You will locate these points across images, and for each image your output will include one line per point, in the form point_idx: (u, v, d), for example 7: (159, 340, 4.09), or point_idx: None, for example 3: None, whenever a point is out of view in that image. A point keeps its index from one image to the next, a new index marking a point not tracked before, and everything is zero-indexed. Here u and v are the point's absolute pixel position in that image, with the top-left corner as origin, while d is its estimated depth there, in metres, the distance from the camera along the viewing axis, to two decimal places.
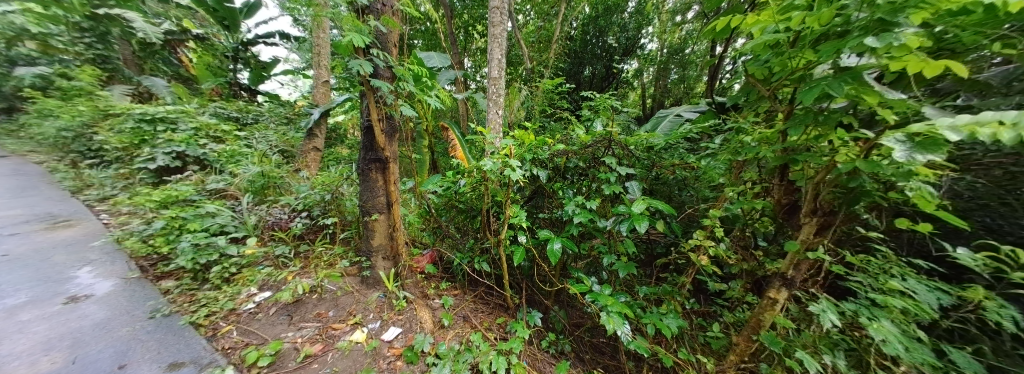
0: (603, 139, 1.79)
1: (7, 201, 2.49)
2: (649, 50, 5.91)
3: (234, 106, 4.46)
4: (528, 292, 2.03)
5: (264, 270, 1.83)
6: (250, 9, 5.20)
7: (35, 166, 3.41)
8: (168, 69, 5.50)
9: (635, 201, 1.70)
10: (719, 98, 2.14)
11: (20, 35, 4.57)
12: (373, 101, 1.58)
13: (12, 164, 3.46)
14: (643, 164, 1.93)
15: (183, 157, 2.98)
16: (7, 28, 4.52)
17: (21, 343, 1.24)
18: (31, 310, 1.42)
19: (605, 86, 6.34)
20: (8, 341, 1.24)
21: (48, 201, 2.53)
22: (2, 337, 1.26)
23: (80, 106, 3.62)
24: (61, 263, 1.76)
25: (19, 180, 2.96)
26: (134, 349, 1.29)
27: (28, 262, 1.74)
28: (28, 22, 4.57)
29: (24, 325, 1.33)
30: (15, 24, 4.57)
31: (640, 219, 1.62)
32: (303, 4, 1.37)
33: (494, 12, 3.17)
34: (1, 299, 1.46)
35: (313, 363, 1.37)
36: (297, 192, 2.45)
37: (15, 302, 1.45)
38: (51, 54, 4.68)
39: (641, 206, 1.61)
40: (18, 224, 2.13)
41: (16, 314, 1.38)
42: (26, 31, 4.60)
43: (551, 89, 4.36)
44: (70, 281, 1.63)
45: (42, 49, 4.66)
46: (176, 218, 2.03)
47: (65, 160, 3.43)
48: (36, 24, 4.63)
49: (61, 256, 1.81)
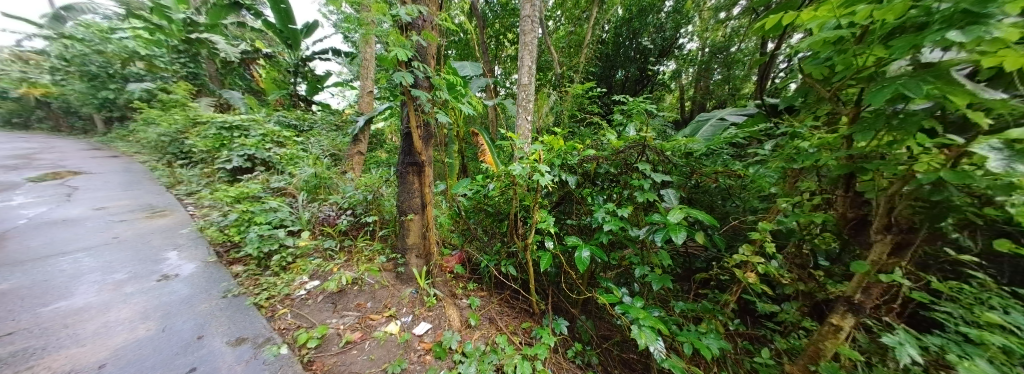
0: (636, 145, 1.71)
1: (121, 193, 3.05)
2: (689, 50, 5.59)
3: (293, 114, 5.04)
4: (555, 299, 2.01)
5: (315, 261, 2.04)
6: (309, 29, 5.82)
7: (141, 166, 4.14)
8: (242, 83, 6.30)
9: (671, 210, 1.61)
10: (769, 100, 1.95)
11: (132, 57, 5.76)
12: (413, 109, 1.70)
13: (126, 164, 4.23)
14: (680, 170, 1.80)
15: (252, 159, 3.44)
16: (123, 51, 5.69)
17: (126, 311, 1.53)
18: (134, 284, 1.73)
19: (640, 89, 6.07)
20: (117, 309, 1.54)
21: (149, 195, 3.06)
22: (113, 305, 1.56)
23: (177, 115, 4.34)
24: (156, 246, 2.12)
25: (129, 177, 3.62)
26: (210, 322, 1.52)
27: (133, 244, 2.13)
28: (138, 46, 5.68)
29: (128, 297, 1.63)
30: (128, 48, 5.71)
31: (677, 229, 1.53)
32: (355, 23, 1.53)
33: (524, 20, 3.22)
34: (112, 273, 1.80)
35: (352, 349, 1.50)
36: (343, 192, 2.68)
37: (121, 277, 1.77)
38: (155, 72, 5.72)
39: (678, 215, 1.52)
40: (126, 213, 2.60)
41: (122, 287, 1.70)
42: (138, 53, 5.71)
43: (581, 94, 4.29)
44: (163, 261, 1.96)
45: (149, 68, 5.80)
46: (247, 212, 2.34)
47: (164, 160, 4.12)
48: (143, 47, 5.71)
49: (156, 240, 2.19)
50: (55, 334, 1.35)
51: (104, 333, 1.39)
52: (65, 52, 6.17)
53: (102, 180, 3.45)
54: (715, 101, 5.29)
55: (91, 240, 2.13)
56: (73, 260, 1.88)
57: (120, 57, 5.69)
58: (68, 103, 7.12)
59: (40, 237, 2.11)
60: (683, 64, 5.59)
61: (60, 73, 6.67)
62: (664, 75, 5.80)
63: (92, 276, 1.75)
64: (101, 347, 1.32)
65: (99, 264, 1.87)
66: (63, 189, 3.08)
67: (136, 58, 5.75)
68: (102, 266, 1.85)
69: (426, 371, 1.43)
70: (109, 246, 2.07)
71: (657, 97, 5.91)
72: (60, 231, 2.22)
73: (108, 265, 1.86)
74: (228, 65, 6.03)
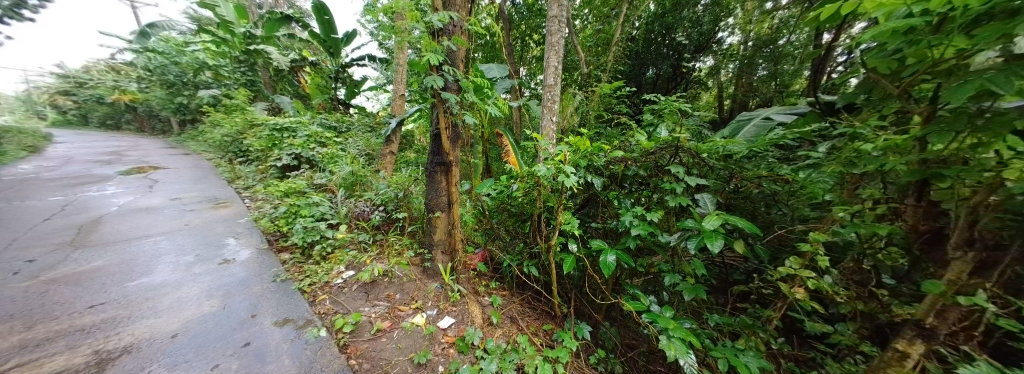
0: (669, 146, 1.61)
1: (191, 186, 3.50)
2: (730, 45, 5.20)
3: (334, 117, 5.44)
4: (578, 303, 1.98)
5: (351, 252, 2.19)
6: (350, 37, 6.22)
7: (208, 163, 4.74)
8: (291, 89, 6.84)
9: (706, 216, 1.51)
10: (823, 98, 1.76)
11: (203, 67, 6.60)
12: (442, 111, 1.77)
13: (196, 161, 4.84)
14: (718, 174, 1.67)
15: (299, 157, 3.78)
16: (195, 62, 6.56)
17: (194, 289, 1.77)
18: (201, 265, 1.99)
19: (673, 88, 5.76)
20: (187, 287, 1.78)
21: (214, 188, 3.48)
22: (184, 283, 1.81)
23: (238, 118, 4.90)
24: (219, 233, 2.42)
25: (198, 173, 4.14)
26: (262, 303, 1.71)
27: (200, 230, 2.44)
28: (208, 58, 6.49)
29: (196, 276, 1.88)
30: (199, 59, 6.57)
31: (712, 237, 1.43)
32: (391, 31, 1.63)
33: (551, 21, 3.18)
34: (184, 255, 2.08)
35: (382, 337, 1.60)
36: (377, 189, 2.84)
37: (190, 259, 2.04)
38: (221, 80, 6.62)
39: (714, 222, 1.42)
40: (196, 203, 2.99)
41: (192, 267, 1.96)
42: (208, 64, 6.53)
43: (609, 93, 4.13)
44: (224, 247, 2.23)
45: (216, 77, 6.64)
46: (294, 205, 2.58)
47: (227, 158, 4.65)
48: (211, 58, 6.48)
49: (220, 228, 2.50)
50: (139, 306, 1.60)
51: (178, 307, 1.62)
52: (151, 64, 7.16)
53: (177, 175, 3.98)
54: (760, 98, 4.84)
55: (168, 226, 2.48)
56: (153, 243, 2.20)
57: (192, 66, 6.58)
58: (151, 108, 8.26)
59: (128, 223, 2.48)
60: (723, 60, 5.20)
61: (147, 83, 7.77)
62: (701, 72, 5.46)
63: (169, 257, 2.05)
64: (175, 318, 1.54)
65: (174, 247, 2.18)
66: (146, 182, 3.60)
67: (206, 68, 6.58)
68: (177, 249, 2.15)
69: (449, 364, 1.49)
70: (182, 232, 2.39)
71: (693, 96, 5.52)
72: (144, 218, 2.60)
73: (181, 248, 2.16)
74: (280, 73, 6.53)
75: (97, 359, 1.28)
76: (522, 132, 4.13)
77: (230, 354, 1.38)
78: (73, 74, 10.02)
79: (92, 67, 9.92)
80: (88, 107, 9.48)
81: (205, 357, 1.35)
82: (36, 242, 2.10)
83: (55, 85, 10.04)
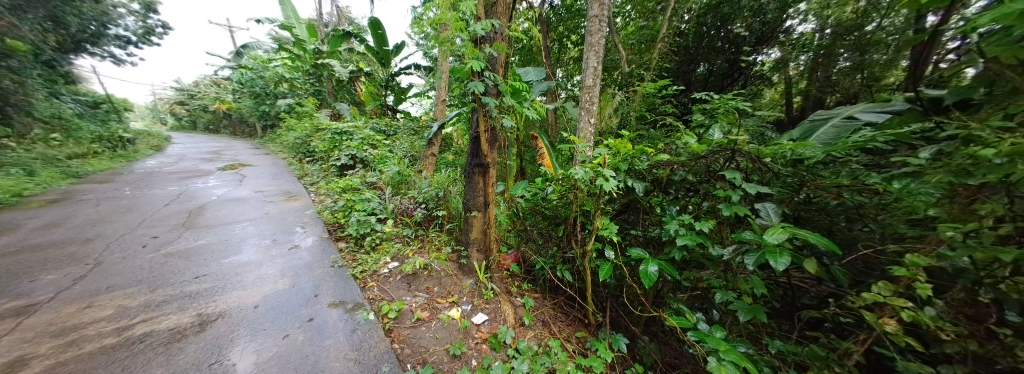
0: (723, 149, 1.46)
1: (271, 181, 4.13)
2: (801, 34, 4.40)
3: (384, 121, 5.93)
4: (614, 313, 1.90)
5: (396, 245, 2.38)
6: (399, 48, 6.70)
7: (282, 161, 5.53)
8: (349, 97, 7.50)
9: (769, 228, 1.33)
10: (925, 93, 1.46)
11: (281, 80, 7.69)
12: (481, 115, 1.82)
13: (274, 160, 5.67)
14: (784, 181, 1.46)
15: (355, 158, 4.22)
16: (276, 76, 7.68)
17: (271, 268, 2.08)
18: (276, 248, 2.34)
19: (730, 83, 5.19)
20: (266, 266, 2.10)
21: (287, 183, 4.05)
22: (264, 263, 2.14)
23: (308, 123, 5.63)
24: (291, 221, 2.82)
25: (275, 170, 4.85)
26: (323, 284, 1.96)
27: (277, 218, 2.87)
28: (287, 71, 7.50)
29: (273, 258, 2.21)
30: (279, 74, 7.66)
31: (777, 253, 1.25)
32: (437, 42, 1.74)
33: (591, 20, 3.07)
34: (263, 239, 2.46)
35: (422, 326, 1.71)
36: (419, 188, 3.03)
37: (268, 243, 2.41)
38: (297, 90, 7.67)
39: (780, 236, 1.24)
40: (273, 196, 3.49)
41: (270, 250, 2.31)
42: (286, 77, 7.58)
43: (653, 92, 3.84)
44: (294, 234, 2.59)
45: (293, 88, 7.71)
46: (350, 201, 2.89)
47: (298, 158, 5.36)
48: (289, 71, 7.48)
49: (291, 217, 2.91)
50: (231, 279, 1.94)
51: (259, 283, 1.93)
52: (246, 78, 8.53)
53: (260, 172, 4.70)
54: (841, 93, 4.05)
55: (253, 214, 2.96)
56: (242, 228, 2.64)
57: (275, 80, 7.73)
58: (243, 115, 9.81)
59: (225, 210, 3.01)
60: (792, 51, 4.41)
61: (241, 94, 9.30)
62: (764, 66, 4.79)
63: (253, 240, 2.44)
64: (257, 292, 1.84)
65: (257, 231, 2.59)
66: (237, 177, 4.32)
67: (284, 81, 7.65)
68: (259, 233, 2.56)
69: (482, 359, 1.53)
70: (264, 219, 2.84)
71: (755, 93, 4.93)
72: (236, 206, 3.13)
73: (262, 233, 2.57)
74: (341, 84, 7.25)
75: (200, 321, 1.58)
76: (558, 133, 4.25)
77: (297, 327, 1.60)
78: (189, 88, 12.37)
79: (203, 83, 12.25)
80: (199, 115, 11.60)
81: (278, 327, 1.59)
82: (161, 223, 2.65)
83: (176, 97, 12.48)
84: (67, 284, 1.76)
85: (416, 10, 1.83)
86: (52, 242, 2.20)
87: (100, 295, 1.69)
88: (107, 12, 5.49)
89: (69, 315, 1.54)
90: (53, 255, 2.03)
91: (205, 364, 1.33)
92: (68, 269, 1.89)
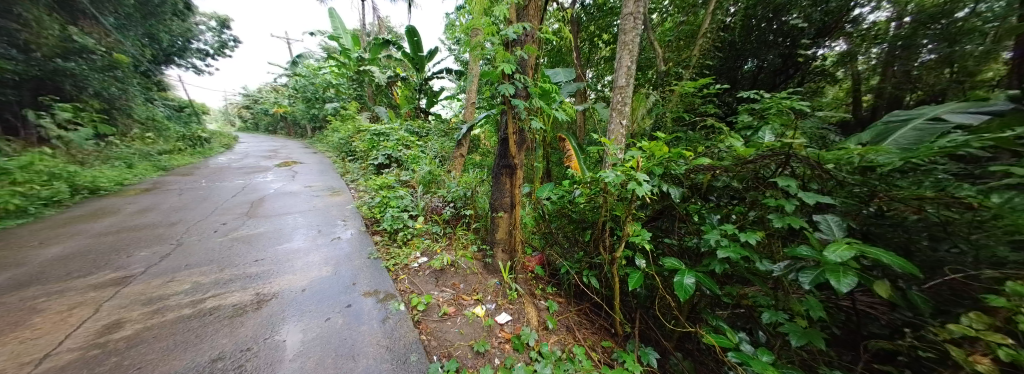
0: (776, 154, 1.33)
1: (318, 177, 4.54)
2: (874, 23, 3.64)
3: (417, 123, 6.21)
4: (643, 325, 1.81)
5: (426, 241, 2.50)
6: (432, 53, 6.95)
7: (328, 160, 6.05)
8: (386, 100, 7.94)
9: (830, 243, 1.16)
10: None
11: (329, 86, 8.41)
12: (511, 117, 1.82)
13: (321, 158, 6.22)
14: (850, 190, 1.27)
15: (391, 157, 4.48)
16: (325, 82, 8.41)
17: (316, 256, 2.29)
18: (321, 239, 2.57)
19: (784, 81, 4.28)
20: (312, 254, 2.32)
21: (332, 179, 4.43)
22: (309, 251, 2.36)
23: (350, 126, 6.10)
24: (334, 214, 3.08)
25: (322, 167, 5.32)
26: (360, 274, 2.11)
27: (322, 211, 3.16)
28: (333, 78, 8.15)
29: (318, 247, 2.43)
30: (327, 80, 8.38)
31: (842, 272, 1.09)
32: (468, 47, 1.78)
33: (625, 18, 2.94)
34: (310, 230, 2.72)
35: (448, 320, 1.76)
36: (448, 187, 3.13)
37: (314, 233, 2.66)
38: (342, 94, 8.31)
39: (844, 252, 1.08)
40: (320, 191, 3.84)
41: (315, 240, 2.54)
42: (332, 83, 8.25)
43: (692, 91, 3.57)
44: (336, 226, 2.83)
45: (339, 93, 8.39)
46: (386, 197, 3.09)
47: (342, 157, 5.82)
48: (335, 78, 8.13)
49: (334, 211, 3.18)
50: (283, 264, 2.17)
51: (306, 269, 2.13)
52: (302, 85, 9.44)
53: (310, 169, 5.18)
54: (924, 90, 3.35)
55: (303, 206, 3.28)
56: (293, 219, 2.94)
57: (324, 86, 8.48)
58: (297, 118, 10.86)
59: (279, 202, 3.37)
60: (862, 43, 3.69)
61: (296, 99, 10.33)
62: (826, 60, 3.97)
63: (302, 230, 2.70)
64: (304, 277, 2.03)
65: (305, 222, 2.87)
66: (291, 173, 4.81)
67: (331, 87, 8.36)
68: (306, 224, 2.83)
69: (505, 359, 1.54)
70: (311, 211, 3.13)
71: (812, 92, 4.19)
72: (289, 199, 3.49)
73: (309, 224, 2.83)
74: (380, 88, 7.72)
75: (257, 299, 1.79)
76: (587, 136, 4.13)
77: (337, 311, 1.74)
78: (253, 94, 14.01)
79: (265, 90, 13.80)
80: (262, 118, 13.10)
81: (321, 311, 1.74)
82: (229, 212, 3.04)
83: (244, 102, 14.22)
84: (155, 260, 2.09)
85: (450, 16, 1.89)
86: (145, 225, 2.62)
87: (180, 272, 1.98)
88: (191, 29, 6.51)
89: (157, 286, 1.83)
90: (145, 236, 2.43)
91: (260, 338, 1.50)
92: (156, 248, 2.25)
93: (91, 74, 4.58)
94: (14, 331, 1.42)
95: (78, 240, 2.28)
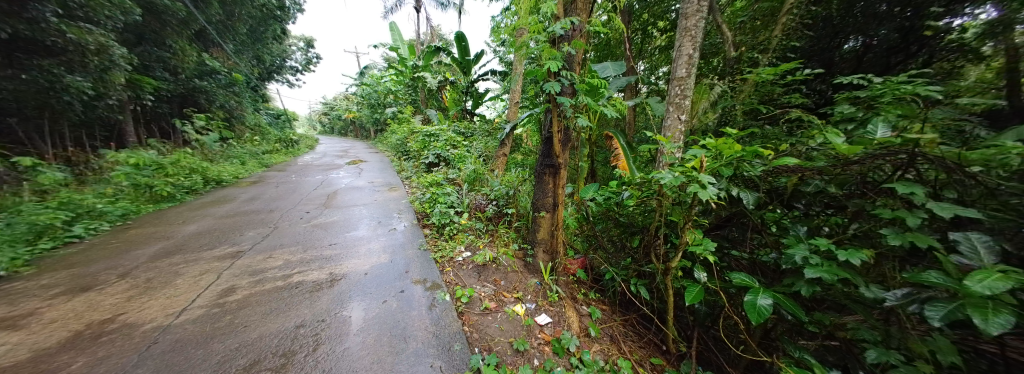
0: (892, 152, 1.05)
1: (380, 175, 5.07)
2: None
3: (463, 124, 6.48)
4: (700, 345, 1.63)
5: (469, 236, 2.61)
6: (479, 56, 7.16)
7: (387, 159, 6.72)
8: (437, 104, 8.43)
9: (977, 270, 0.87)
10: None
11: (391, 92, 9.29)
12: (556, 115, 1.78)
13: (381, 158, 6.94)
14: (1006, 201, 0.95)
15: (440, 157, 4.76)
16: (387, 90, 9.31)
17: (376, 244, 2.56)
18: (380, 229, 2.87)
19: (903, 61, 3.11)
20: (372, 242, 2.60)
21: (390, 177, 4.90)
22: (370, 239, 2.65)
23: (405, 128, 6.65)
24: (391, 208, 3.41)
25: (382, 166, 5.93)
26: (412, 263, 2.30)
27: (382, 205, 3.52)
28: (393, 86, 9.00)
29: (378, 236, 2.72)
30: (388, 88, 9.27)
31: (994, 311, 0.80)
32: (513, 46, 1.78)
33: (686, 1, 2.63)
34: (371, 221, 3.05)
35: (489, 315, 1.80)
36: (491, 187, 3.20)
37: (375, 224, 2.97)
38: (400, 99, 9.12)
39: (1001, 283, 0.79)
40: (380, 187, 4.27)
41: (376, 229, 2.85)
42: (392, 90, 9.11)
43: (769, 79, 3.02)
44: (393, 218, 3.12)
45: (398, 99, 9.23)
46: (435, 194, 3.29)
47: (399, 157, 6.38)
48: (394, 85, 8.94)
49: (392, 204, 3.52)
50: (352, 249, 2.47)
51: (368, 255, 2.39)
52: (369, 93, 10.59)
53: (372, 167, 5.78)
54: None
55: (366, 199, 3.70)
56: (358, 210, 3.34)
57: (387, 93, 9.40)
58: (364, 121, 12.21)
59: (349, 196, 3.86)
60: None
61: (364, 105, 11.65)
62: (964, 32, 2.73)
63: (366, 220, 3.04)
64: (367, 262, 2.29)
65: (368, 214, 3.23)
66: (358, 170, 5.46)
67: (392, 93, 9.23)
68: (369, 215, 3.18)
69: (544, 361, 1.51)
70: (374, 204, 3.52)
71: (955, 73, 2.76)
72: (356, 193, 3.97)
73: (371, 215, 3.18)
74: (431, 92, 8.22)
75: (330, 278, 2.07)
76: (638, 134, 3.80)
77: (392, 295, 1.92)
78: (331, 102, 16.21)
79: (340, 99, 15.85)
80: (337, 123, 15.10)
81: (380, 293, 1.94)
82: (309, 202, 3.58)
83: (324, 109, 16.52)
84: (258, 240, 2.57)
85: (496, 18, 1.92)
86: (252, 211, 3.25)
87: (275, 250, 2.41)
88: (286, 49, 7.96)
89: (260, 261, 2.25)
90: (253, 219, 3.00)
91: (331, 312, 1.74)
92: (259, 229, 2.77)
93: (217, 89, 5.89)
94: (166, 289, 1.89)
95: (207, 221, 2.93)
